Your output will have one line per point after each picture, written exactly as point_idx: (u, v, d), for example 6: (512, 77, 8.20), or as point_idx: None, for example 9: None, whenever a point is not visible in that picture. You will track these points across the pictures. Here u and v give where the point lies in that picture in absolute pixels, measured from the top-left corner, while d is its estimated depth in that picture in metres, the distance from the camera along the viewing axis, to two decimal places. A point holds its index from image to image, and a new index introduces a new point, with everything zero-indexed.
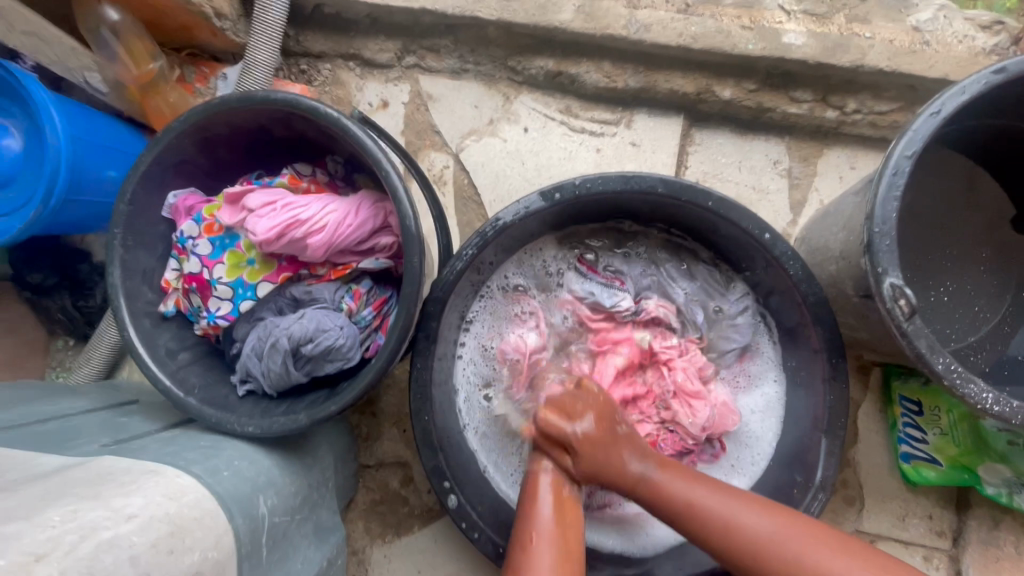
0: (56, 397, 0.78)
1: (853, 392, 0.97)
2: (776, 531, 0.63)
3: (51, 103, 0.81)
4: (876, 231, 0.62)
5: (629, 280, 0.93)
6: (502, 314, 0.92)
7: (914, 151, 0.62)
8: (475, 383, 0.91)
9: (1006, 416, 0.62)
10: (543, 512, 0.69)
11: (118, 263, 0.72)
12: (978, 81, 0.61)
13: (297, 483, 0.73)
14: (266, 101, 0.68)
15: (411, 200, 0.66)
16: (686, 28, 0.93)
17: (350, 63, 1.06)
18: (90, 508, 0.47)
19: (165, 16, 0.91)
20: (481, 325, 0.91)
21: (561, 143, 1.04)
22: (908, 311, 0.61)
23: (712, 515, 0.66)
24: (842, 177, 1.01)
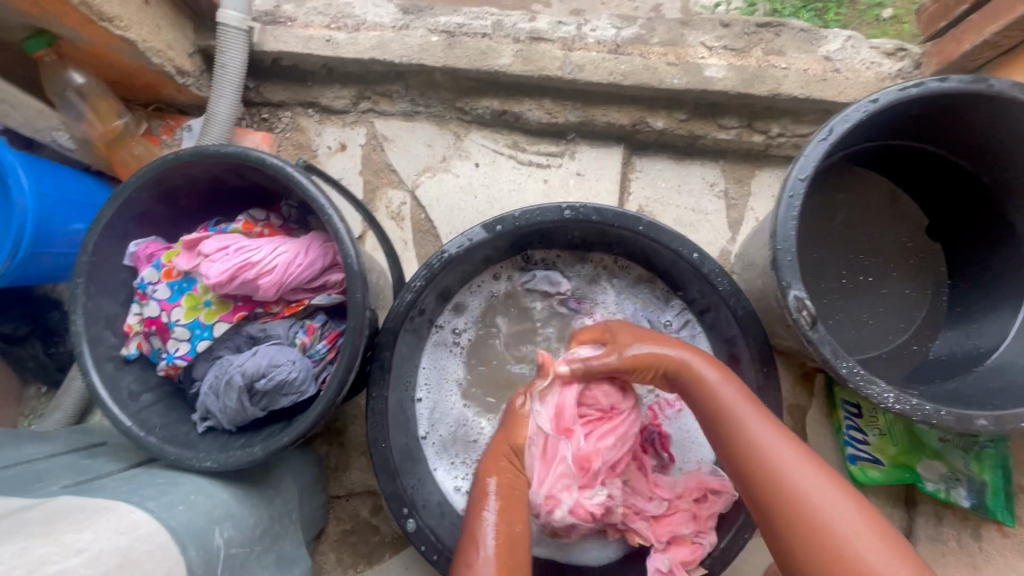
0: (23, 443, 0.81)
1: (798, 399, 1.02)
2: (820, 480, 0.61)
3: (18, 163, 0.86)
4: (779, 249, 0.69)
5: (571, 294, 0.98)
6: (455, 326, 0.97)
7: (808, 174, 0.68)
8: (442, 396, 0.95)
9: (911, 413, 0.67)
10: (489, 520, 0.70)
11: (81, 311, 0.76)
12: (859, 109, 0.68)
13: (256, 515, 0.76)
14: (217, 155, 0.74)
15: (353, 241, 0.72)
16: (616, 66, 1.00)
17: (308, 111, 1.13)
18: (41, 545, 0.50)
19: (129, 76, 0.98)
20: (438, 335, 0.96)
21: (510, 176, 1.10)
22: (811, 320, 0.67)
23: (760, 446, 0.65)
24: (774, 196, 1.08)
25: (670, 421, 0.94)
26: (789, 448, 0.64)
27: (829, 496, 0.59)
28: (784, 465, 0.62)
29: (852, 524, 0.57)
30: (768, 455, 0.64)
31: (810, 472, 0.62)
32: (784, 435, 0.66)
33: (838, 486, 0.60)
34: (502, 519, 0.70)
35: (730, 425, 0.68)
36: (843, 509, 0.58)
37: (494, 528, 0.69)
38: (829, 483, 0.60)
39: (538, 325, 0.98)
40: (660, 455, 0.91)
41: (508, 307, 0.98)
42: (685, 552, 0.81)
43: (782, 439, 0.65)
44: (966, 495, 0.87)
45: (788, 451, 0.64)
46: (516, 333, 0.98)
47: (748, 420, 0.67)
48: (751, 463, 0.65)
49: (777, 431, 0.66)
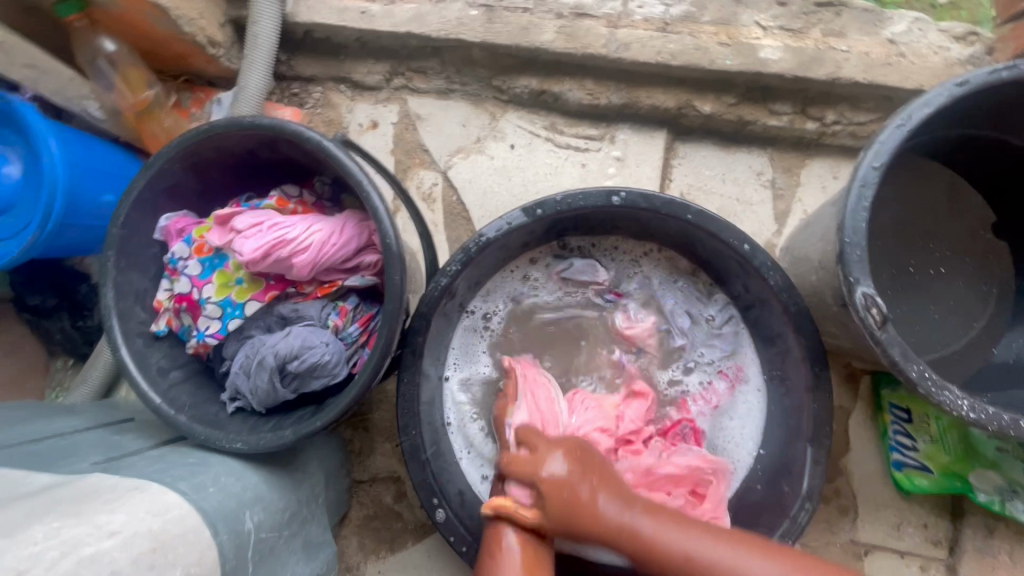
0: (51, 417, 0.80)
1: (843, 400, 0.97)
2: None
3: (48, 132, 0.83)
4: (847, 242, 0.64)
5: (608, 284, 0.95)
6: (487, 313, 0.94)
7: (882, 162, 0.64)
8: (472, 385, 0.93)
9: (983, 422, 0.63)
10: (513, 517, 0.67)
11: (111, 284, 0.74)
12: (942, 93, 0.63)
13: (285, 499, 0.74)
14: (252, 127, 0.71)
15: (392, 220, 0.69)
16: (665, 45, 0.95)
17: (340, 86, 1.09)
18: (73, 525, 0.48)
19: (159, 46, 0.95)
20: (470, 322, 0.93)
21: (547, 159, 1.06)
22: (880, 319, 0.63)
23: (688, 559, 0.58)
24: (825, 187, 1.03)
25: (705, 418, 0.91)
26: (700, 538, 0.59)
27: None
28: (687, 545, 0.59)
29: None
30: (651, 535, 0.60)
31: (720, 547, 0.58)
32: (693, 524, 0.61)
33: (746, 545, 0.58)
34: None
35: (663, 563, 0.59)
36: (786, 574, 0.56)
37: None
38: (731, 544, 0.59)
39: (573, 315, 0.95)
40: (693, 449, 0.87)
41: (544, 297, 0.95)
42: None
43: (699, 529, 0.60)
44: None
45: (671, 533, 0.60)
46: (552, 320, 0.95)
47: (658, 529, 0.60)
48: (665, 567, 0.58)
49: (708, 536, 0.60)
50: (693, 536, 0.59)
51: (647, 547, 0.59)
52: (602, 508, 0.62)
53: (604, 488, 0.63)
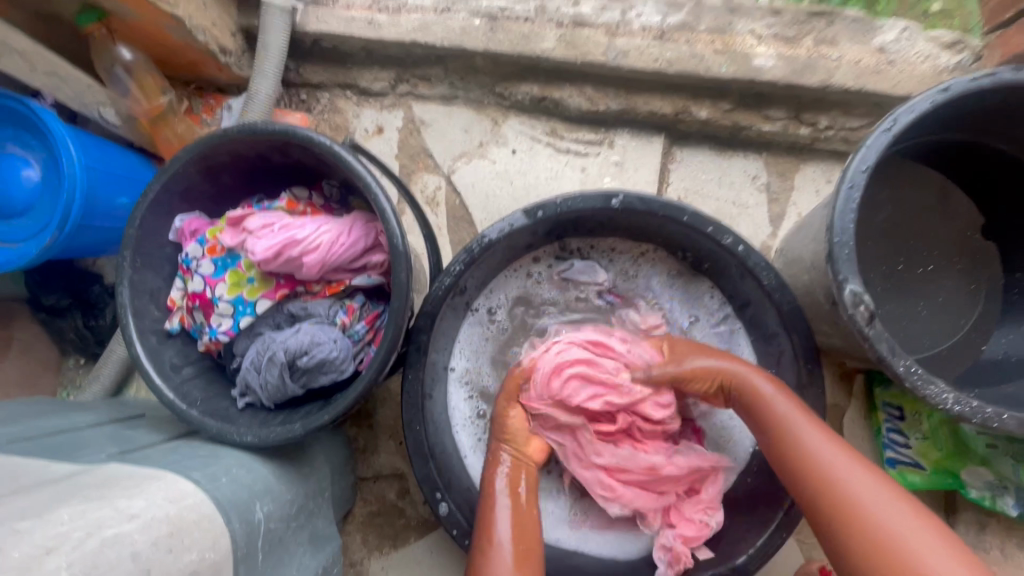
0: (66, 412, 0.82)
1: (837, 399, 1.00)
2: (869, 485, 0.62)
3: (68, 136, 0.87)
4: (836, 242, 0.67)
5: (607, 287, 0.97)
6: (490, 315, 0.96)
7: (869, 165, 0.66)
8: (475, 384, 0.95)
9: (968, 415, 0.65)
10: (500, 519, 0.74)
11: (127, 283, 0.77)
12: (926, 99, 0.66)
13: (293, 491, 0.76)
14: (265, 131, 0.74)
15: (399, 221, 0.71)
16: (662, 53, 0.98)
17: (347, 93, 1.12)
18: (96, 508, 0.51)
19: (173, 54, 0.98)
20: (473, 324, 0.95)
21: (548, 164, 1.09)
22: (868, 315, 0.65)
23: (811, 452, 0.66)
24: (819, 191, 1.05)
25: (704, 416, 0.92)
26: (814, 431, 0.68)
27: (888, 503, 0.60)
28: (802, 434, 0.68)
29: (884, 499, 0.60)
30: (792, 428, 0.69)
31: (837, 449, 0.65)
32: (820, 427, 0.68)
33: (879, 480, 0.62)
34: (511, 507, 0.76)
35: (785, 437, 0.69)
36: (873, 486, 0.62)
37: (507, 521, 0.74)
38: (849, 455, 0.65)
39: (573, 315, 0.97)
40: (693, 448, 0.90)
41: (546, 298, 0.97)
42: (691, 529, 0.82)
43: (842, 452, 0.66)
44: (1013, 504, 0.87)
45: (814, 438, 0.67)
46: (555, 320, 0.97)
47: (810, 443, 0.67)
48: (799, 466, 0.67)
49: (838, 443, 0.66)
50: (825, 443, 0.67)
51: (796, 451, 0.67)
52: (772, 405, 0.72)
53: (787, 393, 0.74)
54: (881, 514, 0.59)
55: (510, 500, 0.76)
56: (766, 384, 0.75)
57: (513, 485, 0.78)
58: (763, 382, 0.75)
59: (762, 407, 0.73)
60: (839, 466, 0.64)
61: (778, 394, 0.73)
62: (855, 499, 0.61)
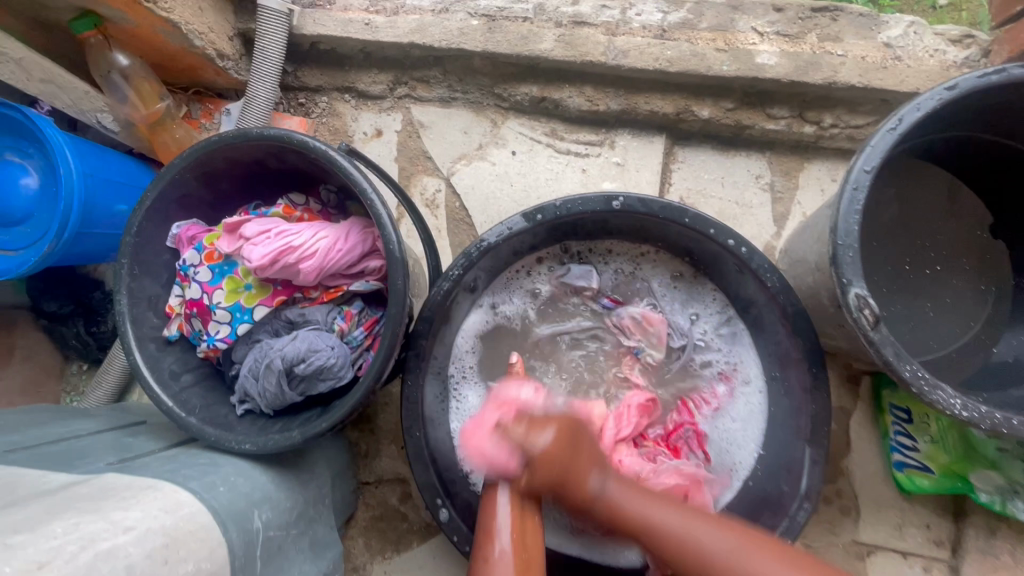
0: (67, 420, 0.82)
1: (843, 401, 0.98)
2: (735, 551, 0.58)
3: (65, 144, 0.86)
4: (840, 244, 0.65)
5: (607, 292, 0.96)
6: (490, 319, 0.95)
7: (874, 165, 0.65)
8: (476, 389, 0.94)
9: (976, 421, 0.64)
10: (500, 520, 0.66)
11: (125, 291, 0.77)
12: (933, 97, 0.64)
13: (292, 499, 0.76)
14: (260, 137, 0.73)
15: (395, 227, 0.71)
16: (662, 52, 0.96)
17: (345, 96, 1.12)
18: (91, 521, 0.50)
19: (170, 59, 0.98)
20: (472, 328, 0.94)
21: (548, 165, 1.08)
22: (873, 319, 0.64)
23: (664, 531, 0.60)
24: (824, 190, 1.04)
25: (707, 420, 0.92)
26: (667, 508, 0.63)
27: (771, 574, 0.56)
28: (664, 522, 0.61)
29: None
30: (647, 513, 0.62)
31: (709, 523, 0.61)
32: (690, 511, 0.62)
33: (756, 543, 0.58)
34: (516, 508, 0.68)
35: (632, 525, 0.62)
36: (763, 564, 0.56)
37: (508, 525, 0.66)
38: (706, 520, 0.61)
39: (574, 319, 0.96)
40: (695, 453, 0.89)
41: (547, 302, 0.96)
42: None
43: (693, 518, 0.62)
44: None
45: (652, 506, 0.63)
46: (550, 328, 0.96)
47: (662, 519, 0.61)
48: (673, 557, 0.60)
49: (679, 511, 0.62)
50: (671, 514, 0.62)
51: (665, 538, 0.60)
52: (592, 489, 0.64)
53: (629, 481, 0.66)
54: None
55: (514, 505, 0.68)
56: (596, 476, 0.65)
57: (520, 483, 0.71)
58: (589, 467, 0.65)
59: (612, 510, 0.63)
60: (715, 550, 0.58)
61: (617, 486, 0.65)
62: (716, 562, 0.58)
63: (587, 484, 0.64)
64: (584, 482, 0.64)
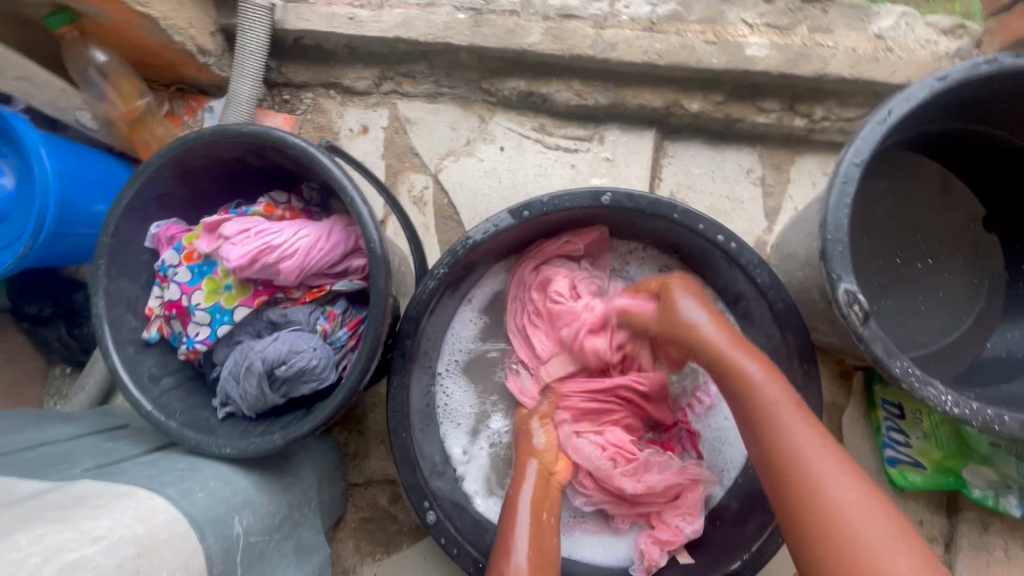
0: (45, 424, 0.81)
1: (836, 397, 0.97)
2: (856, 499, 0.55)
3: (39, 142, 0.84)
4: (829, 239, 0.64)
5: None
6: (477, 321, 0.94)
7: (863, 158, 0.63)
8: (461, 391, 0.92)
9: (968, 417, 0.63)
10: (520, 536, 0.70)
11: (102, 292, 0.75)
12: (923, 88, 0.63)
13: (276, 503, 0.75)
14: (238, 134, 0.71)
15: (376, 225, 0.69)
16: (651, 45, 0.95)
17: (330, 92, 1.10)
18: (59, 530, 0.49)
19: (149, 55, 0.96)
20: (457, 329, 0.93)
21: (536, 161, 1.06)
22: (863, 315, 0.63)
23: (785, 442, 0.59)
24: (815, 183, 1.02)
25: (699, 418, 0.90)
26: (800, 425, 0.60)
27: (875, 522, 0.53)
28: (796, 436, 0.59)
29: (863, 511, 0.54)
30: (777, 419, 0.61)
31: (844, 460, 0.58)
32: (808, 420, 0.61)
33: (878, 499, 0.55)
34: (533, 527, 0.72)
35: (763, 424, 0.62)
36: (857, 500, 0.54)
37: (529, 542, 0.70)
38: (829, 455, 0.58)
39: None
40: (688, 452, 0.90)
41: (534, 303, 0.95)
42: (665, 533, 0.83)
43: (795, 416, 0.61)
44: (1017, 504, 0.85)
45: (804, 436, 0.59)
46: None
47: (785, 426, 0.60)
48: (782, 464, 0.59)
49: (817, 433, 0.60)
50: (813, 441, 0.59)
51: (779, 443, 0.60)
52: (744, 369, 0.66)
53: (772, 373, 0.65)
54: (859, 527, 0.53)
55: (532, 521, 0.73)
56: (753, 364, 0.66)
57: (537, 503, 0.76)
58: (749, 358, 0.66)
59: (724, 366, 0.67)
60: (823, 464, 0.57)
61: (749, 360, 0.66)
62: (827, 502, 0.55)
63: (745, 369, 0.66)
64: (742, 368, 0.66)
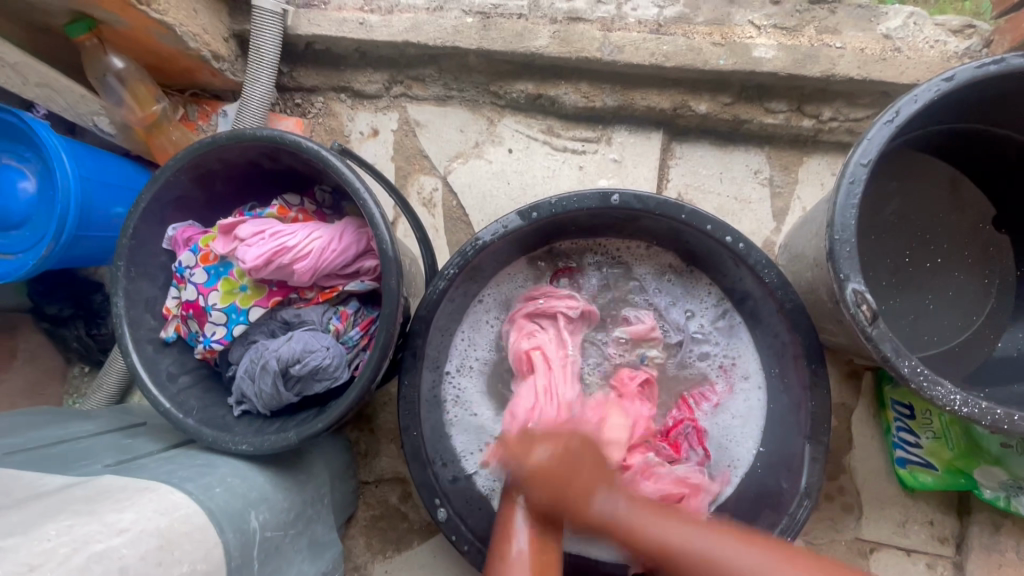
0: (67, 421, 0.83)
1: (844, 397, 0.97)
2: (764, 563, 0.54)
3: (61, 147, 0.87)
4: (836, 239, 0.64)
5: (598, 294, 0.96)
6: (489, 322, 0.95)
7: (870, 159, 0.64)
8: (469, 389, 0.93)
9: (977, 417, 0.63)
10: (523, 525, 0.71)
11: (121, 293, 0.77)
12: (930, 89, 0.63)
13: (290, 499, 0.76)
14: (253, 138, 0.73)
15: (388, 227, 0.70)
16: (658, 47, 0.96)
17: (341, 95, 1.12)
18: (85, 523, 0.51)
19: (165, 61, 0.98)
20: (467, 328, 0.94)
21: (544, 162, 1.07)
22: (871, 315, 0.63)
23: (632, 523, 0.61)
24: (823, 184, 1.03)
25: (707, 416, 0.91)
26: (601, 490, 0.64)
27: (783, 573, 0.53)
28: (618, 513, 0.62)
29: (769, 572, 0.53)
30: (624, 514, 0.62)
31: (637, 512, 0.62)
32: (640, 507, 0.63)
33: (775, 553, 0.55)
34: (534, 516, 0.72)
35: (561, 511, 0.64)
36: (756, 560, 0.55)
37: (530, 527, 0.71)
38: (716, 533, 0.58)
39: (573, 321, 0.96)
40: (695, 449, 0.89)
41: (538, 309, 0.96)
42: None
43: (611, 496, 0.64)
44: None
45: (665, 525, 0.60)
46: None
47: (600, 502, 0.63)
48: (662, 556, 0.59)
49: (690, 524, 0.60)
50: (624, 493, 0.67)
51: (627, 527, 0.61)
52: (586, 512, 0.63)
53: (597, 468, 0.67)
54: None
55: (534, 504, 0.67)
56: (602, 492, 0.64)
57: (538, 490, 0.75)
58: (590, 476, 0.66)
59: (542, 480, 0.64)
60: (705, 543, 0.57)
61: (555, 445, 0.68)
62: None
63: (592, 500, 0.64)
64: (582, 496, 0.64)
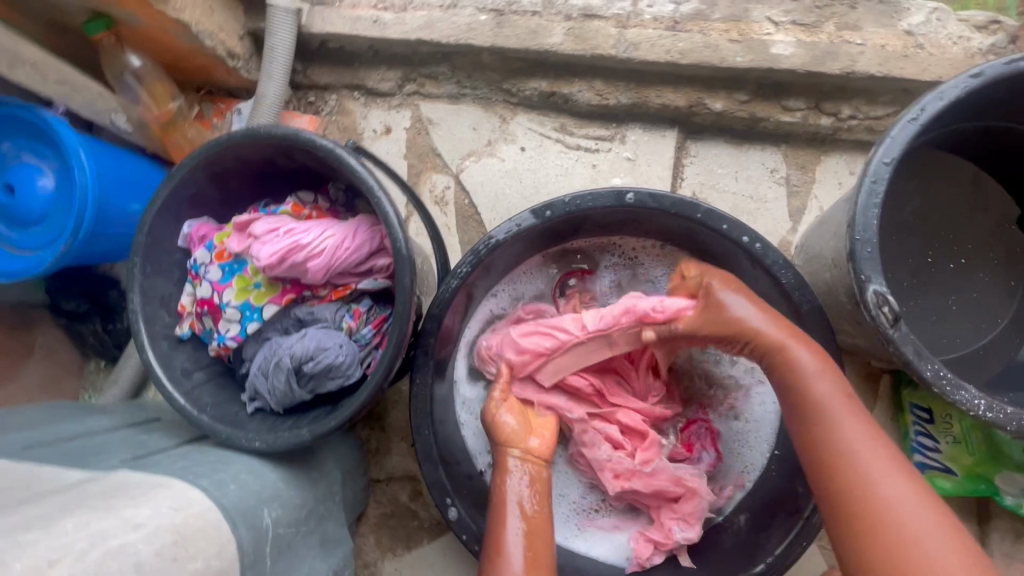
0: (83, 416, 0.84)
1: (861, 400, 0.95)
2: (921, 511, 0.57)
3: (80, 145, 0.88)
4: (858, 239, 0.63)
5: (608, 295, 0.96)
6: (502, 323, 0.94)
7: (893, 158, 0.63)
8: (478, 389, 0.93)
9: (1002, 422, 0.61)
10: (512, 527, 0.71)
11: (137, 290, 0.77)
12: (956, 86, 0.62)
13: (302, 496, 0.76)
14: (268, 136, 0.73)
15: (402, 225, 0.70)
16: (674, 44, 0.95)
17: (354, 93, 1.12)
18: (103, 518, 0.51)
19: (181, 59, 0.99)
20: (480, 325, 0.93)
21: (558, 161, 1.06)
22: (892, 317, 0.62)
23: (845, 445, 0.63)
24: (841, 183, 1.01)
25: (721, 419, 0.90)
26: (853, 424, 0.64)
27: (922, 510, 0.57)
28: (846, 429, 0.63)
29: (909, 499, 0.58)
30: (835, 421, 0.64)
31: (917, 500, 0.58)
32: (849, 402, 0.65)
33: (924, 493, 0.59)
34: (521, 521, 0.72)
35: (819, 418, 0.66)
36: (916, 509, 0.58)
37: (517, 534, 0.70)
38: (888, 460, 0.61)
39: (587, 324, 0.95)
40: (707, 450, 0.90)
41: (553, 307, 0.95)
42: (658, 533, 0.84)
43: (840, 407, 0.65)
44: None
45: (852, 427, 0.63)
46: None
47: (838, 415, 0.65)
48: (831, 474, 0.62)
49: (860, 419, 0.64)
50: (866, 442, 0.62)
51: (834, 441, 0.63)
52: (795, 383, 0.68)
53: (829, 370, 0.68)
54: (905, 516, 0.57)
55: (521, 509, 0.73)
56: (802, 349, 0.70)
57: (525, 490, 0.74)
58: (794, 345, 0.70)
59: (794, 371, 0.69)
60: (871, 462, 0.61)
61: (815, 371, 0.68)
62: (879, 502, 0.59)
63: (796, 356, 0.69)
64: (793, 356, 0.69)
